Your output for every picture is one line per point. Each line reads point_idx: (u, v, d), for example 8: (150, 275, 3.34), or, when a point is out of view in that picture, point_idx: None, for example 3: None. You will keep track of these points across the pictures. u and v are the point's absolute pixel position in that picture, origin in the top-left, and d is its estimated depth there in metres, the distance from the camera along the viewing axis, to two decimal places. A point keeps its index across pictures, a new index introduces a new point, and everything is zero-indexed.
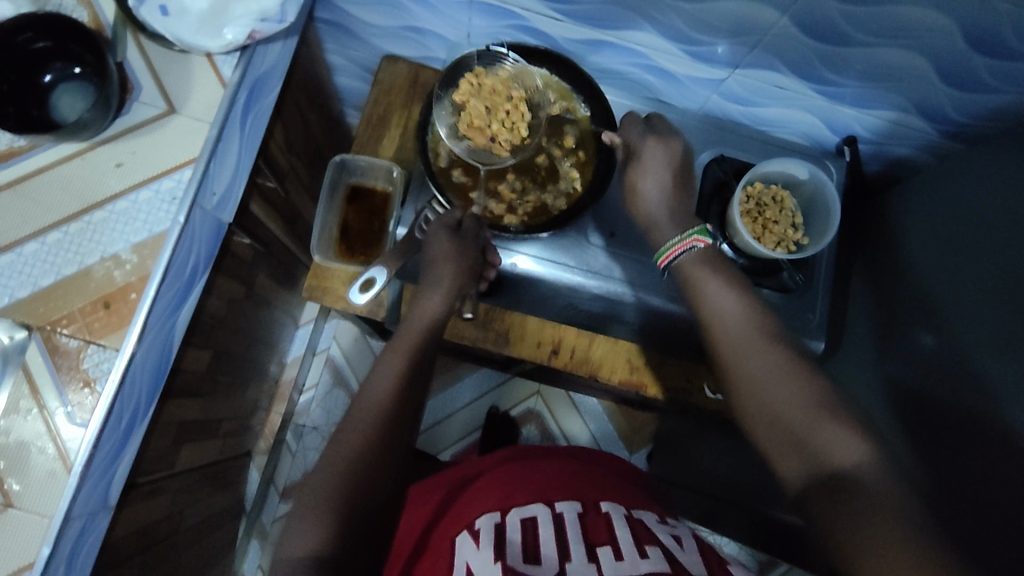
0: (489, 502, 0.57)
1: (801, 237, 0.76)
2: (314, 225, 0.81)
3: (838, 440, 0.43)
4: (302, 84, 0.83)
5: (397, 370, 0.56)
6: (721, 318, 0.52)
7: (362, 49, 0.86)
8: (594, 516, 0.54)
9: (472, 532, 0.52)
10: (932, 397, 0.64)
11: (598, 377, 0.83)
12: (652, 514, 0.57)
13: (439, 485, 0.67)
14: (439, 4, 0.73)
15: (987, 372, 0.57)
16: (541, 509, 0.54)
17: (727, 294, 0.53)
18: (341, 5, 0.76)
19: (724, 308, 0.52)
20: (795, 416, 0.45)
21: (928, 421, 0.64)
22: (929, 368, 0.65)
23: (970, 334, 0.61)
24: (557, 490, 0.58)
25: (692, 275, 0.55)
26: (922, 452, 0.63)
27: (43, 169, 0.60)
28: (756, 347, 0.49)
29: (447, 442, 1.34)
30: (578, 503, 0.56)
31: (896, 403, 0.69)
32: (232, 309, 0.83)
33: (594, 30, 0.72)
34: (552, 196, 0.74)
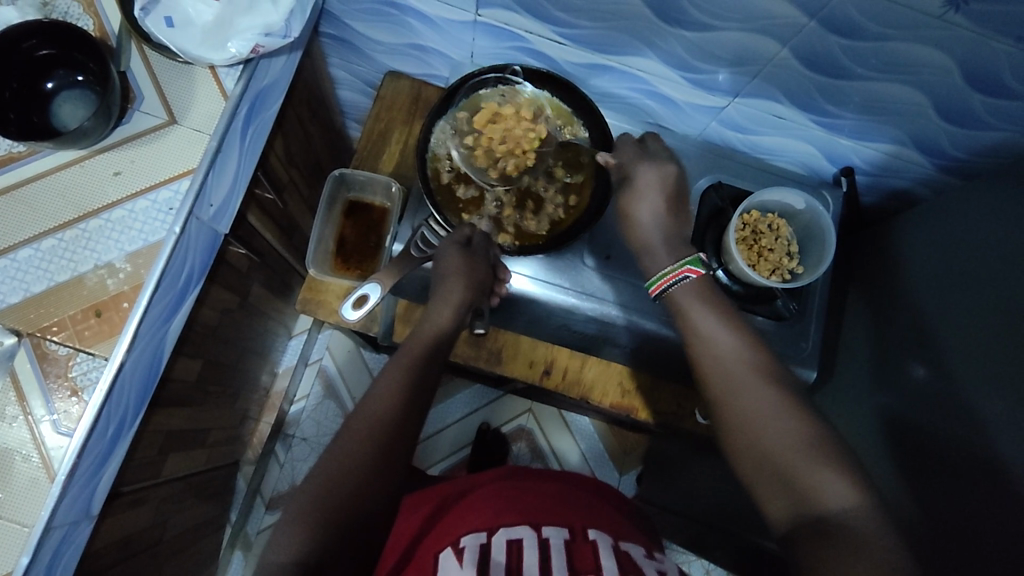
0: (476, 521, 0.57)
1: (796, 265, 0.77)
2: (312, 235, 0.80)
3: (828, 484, 0.43)
4: (304, 97, 0.83)
5: (389, 385, 0.55)
6: (714, 351, 0.52)
7: (365, 64, 0.86)
8: (581, 544, 0.53)
9: (456, 550, 0.52)
10: (922, 432, 0.64)
11: (590, 400, 0.82)
12: (639, 547, 0.57)
13: (428, 499, 0.67)
14: (444, 23, 0.73)
15: (978, 408, 0.57)
16: (526, 532, 0.54)
17: (722, 328, 0.53)
18: (347, 21, 0.77)
19: (717, 341, 0.52)
20: (785, 455, 0.45)
21: (918, 456, 0.64)
22: (920, 402, 0.65)
23: (962, 369, 0.61)
24: (546, 514, 0.58)
25: (686, 306, 0.55)
26: (911, 486, 0.63)
27: (41, 176, 0.60)
28: (748, 382, 0.49)
29: (437, 457, 1.33)
30: (566, 529, 0.55)
31: (888, 435, 0.69)
32: (225, 319, 0.83)
33: (596, 54, 0.73)
34: (536, 220, 0.74)
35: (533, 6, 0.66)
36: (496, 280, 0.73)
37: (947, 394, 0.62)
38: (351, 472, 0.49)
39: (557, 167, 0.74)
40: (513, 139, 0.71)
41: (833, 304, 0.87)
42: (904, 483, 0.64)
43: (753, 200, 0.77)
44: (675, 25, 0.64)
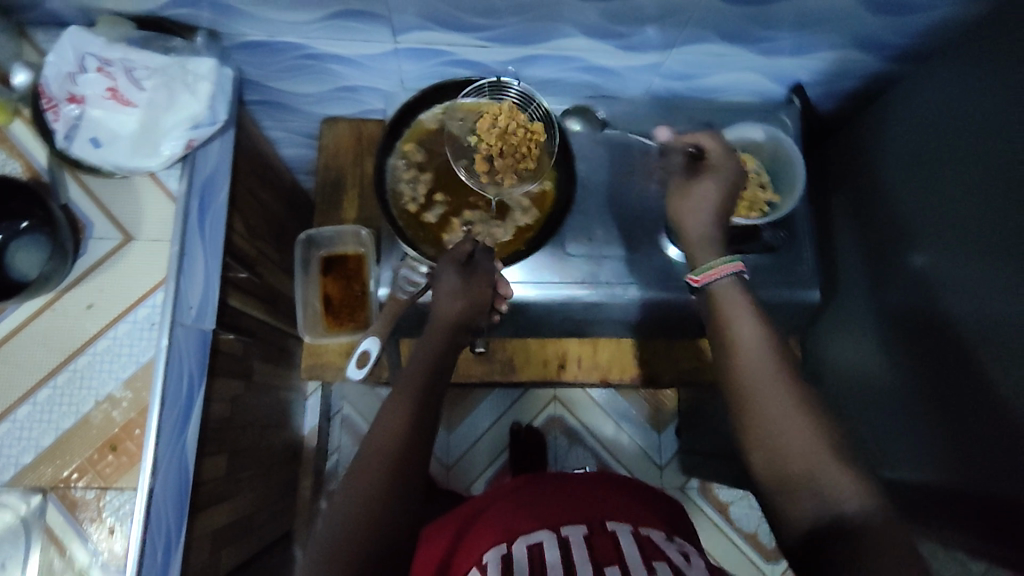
0: (497, 534, 0.57)
1: (772, 196, 0.75)
2: (296, 304, 0.78)
3: (840, 488, 0.44)
4: (248, 167, 0.82)
5: (393, 419, 0.54)
6: (736, 354, 0.51)
7: (298, 118, 0.85)
8: (600, 537, 0.54)
9: (480, 567, 0.53)
10: (922, 333, 0.64)
11: (611, 378, 0.84)
12: (659, 531, 0.58)
13: (454, 518, 0.67)
14: (364, 60, 0.72)
15: (975, 296, 0.57)
16: (546, 536, 0.54)
17: (753, 331, 0.52)
18: (269, 82, 0.76)
19: (742, 341, 0.52)
20: (804, 464, 0.46)
21: (918, 386, 0.64)
22: (917, 296, 0.66)
23: (948, 268, 0.61)
24: (565, 514, 0.58)
25: (719, 303, 0.54)
26: (918, 427, 0.64)
27: (17, 330, 0.59)
28: (764, 386, 0.49)
29: (478, 471, 1.34)
30: (585, 525, 0.56)
31: (889, 360, 0.69)
32: (235, 406, 0.83)
33: (520, 47, 0.71)
34: (502, 229, 0.70)
35: (447, 19, 0.65)
36: (497, 297, 0.68)
37: (937, 297, 0.62)
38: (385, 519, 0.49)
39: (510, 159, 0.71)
40: (508, 147, 0.68)
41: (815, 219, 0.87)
42: (912, 410, 0.65)
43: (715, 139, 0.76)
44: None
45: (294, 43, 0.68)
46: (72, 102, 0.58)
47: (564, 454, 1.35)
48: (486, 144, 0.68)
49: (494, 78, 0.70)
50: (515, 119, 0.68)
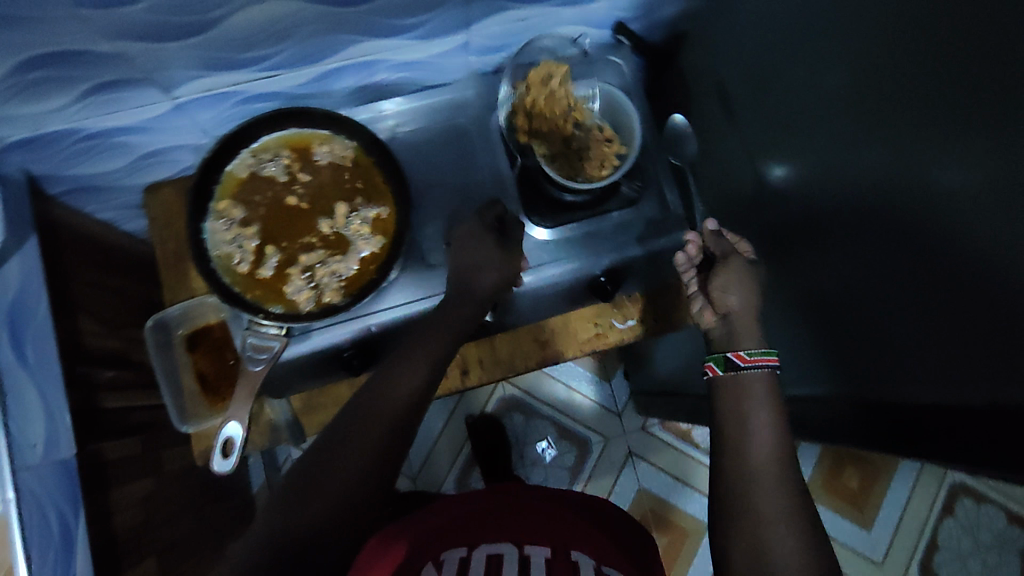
0: (459, 538, 0.65)
1: (617, 147, 0.73)
2: (164, 394, 0.72)
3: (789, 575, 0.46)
4: (83, 263, 0.76)
5: (401, 382, 0.58)
6: (755, 443, 0.55)
7: (121, 194, 0.79)
8: (561, 564, 0.61)
9: (437, 562, 0.61)
10: (813, 291, 0.63)
11: (517, 371, 0.81)
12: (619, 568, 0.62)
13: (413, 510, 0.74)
14: (152, 122, 0.66)
15: (862, 255, 0.56)
16: (507, 550, 0.62)
17: (767, 424, 0.56)
18: (65, 172, 0.69)
19: (759, 434, 0.55)
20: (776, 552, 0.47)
21: (814, 352, 0.66)
22: (783, 254, 0.68)
23: (818, 239, 0.61)
24: (524, 534, 0.66)
25: (742, 389, 0.59)
26: (814, 381, 0.67)
27: None
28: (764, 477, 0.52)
29: (444, 470, 1.35)
30: (547, 548, 0.63)
31: (780, 320, 0.71)
32: (153, 505, 0.78)
33: (312, 67, 0.65)
34: (345, 262, 0.66)
35: (217, 62, 0.59)
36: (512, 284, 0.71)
37: (813, 269, 0.63)
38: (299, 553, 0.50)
39: (337, 190, 0.68)
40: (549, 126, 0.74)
41: None
42: (811, 366, 0.67)
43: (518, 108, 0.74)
44: (350, 5, 0.56)
45: (65, 129, 0.62)
46: None
47: (523, 429, 1.38)
48: (542, 111, 0.73)
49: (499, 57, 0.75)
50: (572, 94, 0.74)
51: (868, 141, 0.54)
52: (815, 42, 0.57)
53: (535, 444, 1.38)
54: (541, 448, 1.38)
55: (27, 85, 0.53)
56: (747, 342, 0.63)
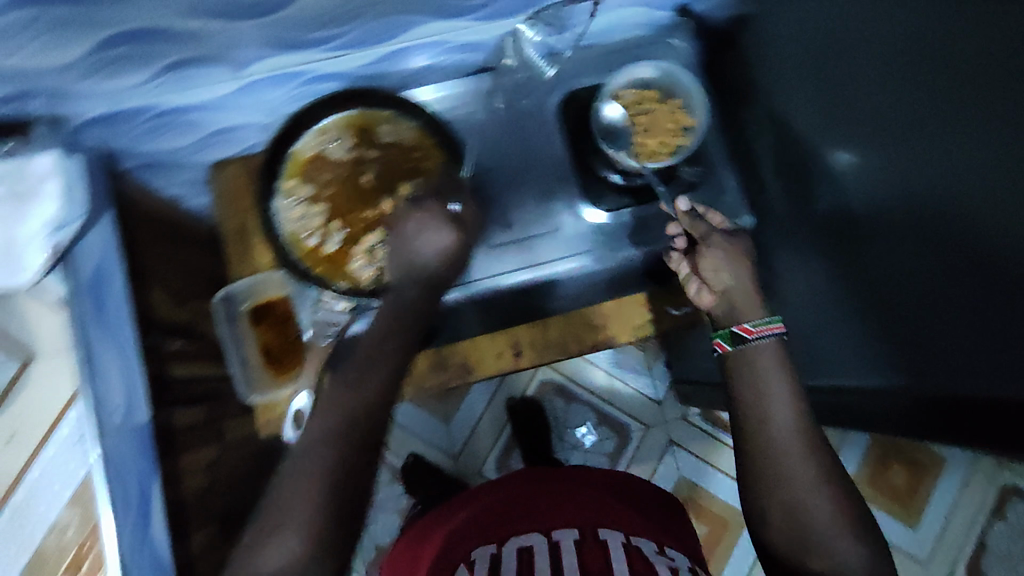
0: (492, 534, 0.67)
1: (681, 139, 0.69)
2: (230, 363, 0.76)
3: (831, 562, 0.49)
4: (153, 237, 0.79)
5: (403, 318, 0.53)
6: (772, 423, 0.54)
7: (188, 170, 0.81)
8: (590, 546, 0.62)
9: (469, 559, 0.63)
10: (886, 279, 0.62)
11: (570, 353, 0.81)
12: (652, 542, 0.64)
13: (455, 502, 0.76)
14: (223, 101, 0.67)
15: (945, 242, 0.55)
16: (537, 541, 0.64)
17: (787, 400, 0.54)
18: (140, 148, 0.72)
19: (779, 414, 0.54)
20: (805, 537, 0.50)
21: (874, 348, 0.65)
22: (852, 248, 0.66)
23: (902, 233, 0.59)
24: (556, 519, 0.67)
25: (753, 360, 0.56)
26: (873, 374, 0.65)
27: None
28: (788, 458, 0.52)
29: (484, 451, 1.36)
30: (577, 529, 0.65)
31: (835, 312, 0.69)
32: (216, 471, 0.81)
33: (376, 47, 0.66)
34: None
35: (286, 41, 0.60)
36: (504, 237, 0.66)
37: (887, 262, 0.61)
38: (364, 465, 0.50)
39: (399, 170, 0.68)
40: (643, 122, 0.69)
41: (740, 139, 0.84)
42: (869, 361, 0.66)
43: (615, 86, 0.70)
44: None
45: (140, 106, 0.64)
46: None
47: (564, 413, 1.38)
48: (644, 110, 0.69)
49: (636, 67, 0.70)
50: (678, 114, 0.69)
51: (959, 128, 0.52)
52: (893, 21, 0.56)
53: (574, 430, 1.38)
54: (581, 433, 1.38)
55: (109, 61, 0.56)
56: (751, 314, 0.59)
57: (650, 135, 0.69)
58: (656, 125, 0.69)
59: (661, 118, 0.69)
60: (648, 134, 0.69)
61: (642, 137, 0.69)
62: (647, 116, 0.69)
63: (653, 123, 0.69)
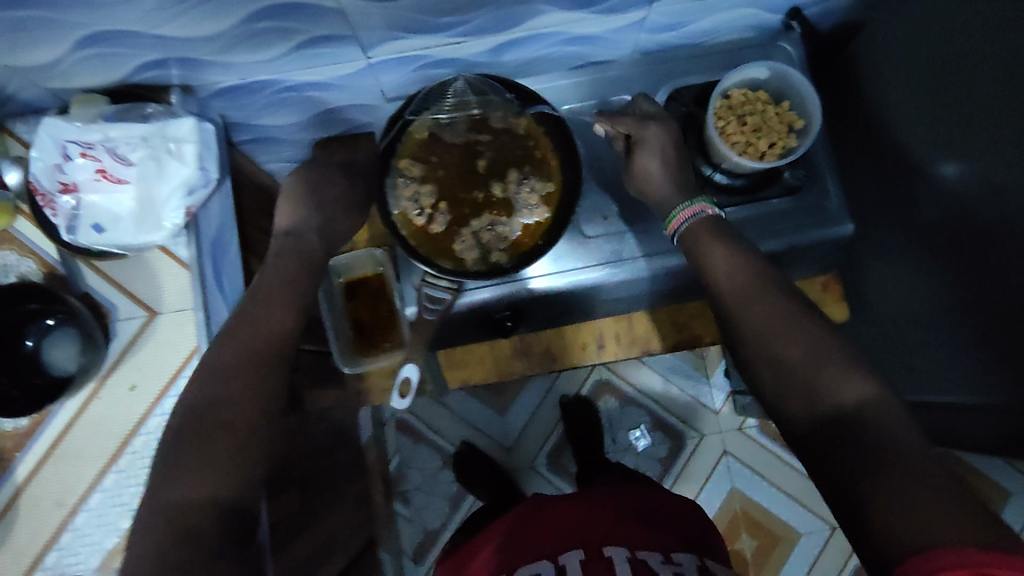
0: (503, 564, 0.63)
1: (790, 140, 0.69)
2: (327, 335, 0.80)
3: (844, 390, 0.46)
4: (255, 209, 0.82)
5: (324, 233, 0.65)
6: (729, 280, 0.56)
7: (290, 146, 0.84)
8: (596, 565, 0.58)
9: None
10: (993, 294, 0.61)
11: (653, 350, 0.83)
12: (657, 552, 0.60)
13: (476, 546, 0.72)
14: (341, 81, 0.69)
15: None
16: (545, 568, 0.59)
17: (726, 253, 0.57)
18: (252, 122, 0.75)
19: (723, 261, 0.56)
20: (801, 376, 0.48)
21: (975, 360, 0.64)
22: (961, 259, 0.65)
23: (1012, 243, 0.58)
24: (562, 539, 0.63)
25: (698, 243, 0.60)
26: (969, 388, 0.65)
27: (69, 427, 0.61)
28: (753, 300, 0.53)
29: (536, 447, 1.36)
30: (582, 549, 0.61)
31: (941, 323, 0.69)
32: (296, 439, 0.83)
33: (493, 36, 0.66)
34: (509, 226, 0.68)
35: (414, 25, 0.60)
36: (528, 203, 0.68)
37: (994, 273, 0.61)
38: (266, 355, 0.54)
39: (512, 156, 0.69)
40: (752, 120, 0.69)
41: (839, 148, 0.83)
42: (970, 375, 0.65)
43: (724, 85, 0.70)
44: None
45: (267, 80, 0.66)
46: (65, 193, 0.57)
47: (618, 416, 1.37)
48: (753, 110, 0.69)
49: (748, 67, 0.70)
50: (787, 116, 0.69)
51: None
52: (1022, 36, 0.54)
53: (628, 432, 1.37)
54: (634, 436, 1.37)
55: (249, 35, 0.56)
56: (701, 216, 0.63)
57: (758, 134, 0.69)
58: (765, 125, 0.69)
59: (770, 118, 0.69)
60: (755, 134, 0.69)
61: (750, 136, 0.69)
62: (756, 115, 0.69)
63: (762, 122, 0.69)
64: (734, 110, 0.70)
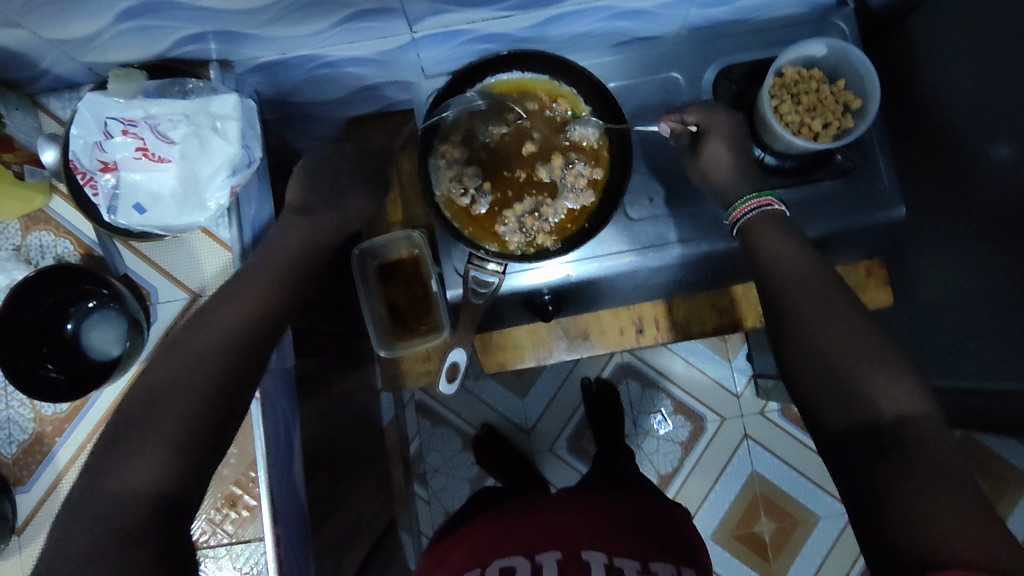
0: (477, 560, 0.63)
1: (846, 120, 0.67)
2: (364, 319, 0.78)
3: (888, 391, 0.45)
4: (287, 188, 0.80)
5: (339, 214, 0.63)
6: (782, 263, 0.53)
7: (323, 124, 0.82)
8: (572, 567, 0.59)
9: None
10: None
11: (693, 335, 0.83)
12: (635, 563, 0.60)
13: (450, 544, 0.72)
14: (382, 57, 0.67)
15: None
16: (518, 562, 0.59)
17: (785, 242, 0.54)
18: (288, 99, 0.72)
19: (782, 250, 0.54)
20: (849, 370, 0.47)
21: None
22: (1016, 244, 0.64)
23: None
24: (540, 540, 0.64)
25: (754, 233, 0.57)
26: (1018, 375, 0.64)
27: (109, 410, 0.59)
28: (807, 294, 0.51)
29: (557, 431, 1.35)
30: (558, 551, 0.61)
31: (991, 311, 0.67)
32: (326, 422, 0.82)
33: (541, 11, 0.63)
34: (554, 208, 0.67)
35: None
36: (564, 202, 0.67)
37: None
38: (252, 329, 0.49)
39: (553, 135, 0.68)
40: (809, 101, 0.67)
41: (889, 129, 0.81)
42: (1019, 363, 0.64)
43: (778, 63, 0.68)
44: None
45: (307, 56, 0.63)
46: (106, 171, 0.55)
47: (639, 400, 1.35)
48: (808, 91, 0.67)
49: (806, 45, 0.67)
50: (843, 98, 0.68)
51: None
52: None
53: (650, 416, 1.35)
54: (656, 420, 1.35)
55: (296, 8, 0.54)
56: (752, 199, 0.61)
57: (813, 116, 0.67)
58: (821, 107, 0.67)
59: (826, 101, 0.67)
60: (812, 115, 0.67)
61: (806, 117, 0.67)
62: (812, 96, 0.67)
63: (817, 105, 0.67)
64: (790, 90, 0.67)
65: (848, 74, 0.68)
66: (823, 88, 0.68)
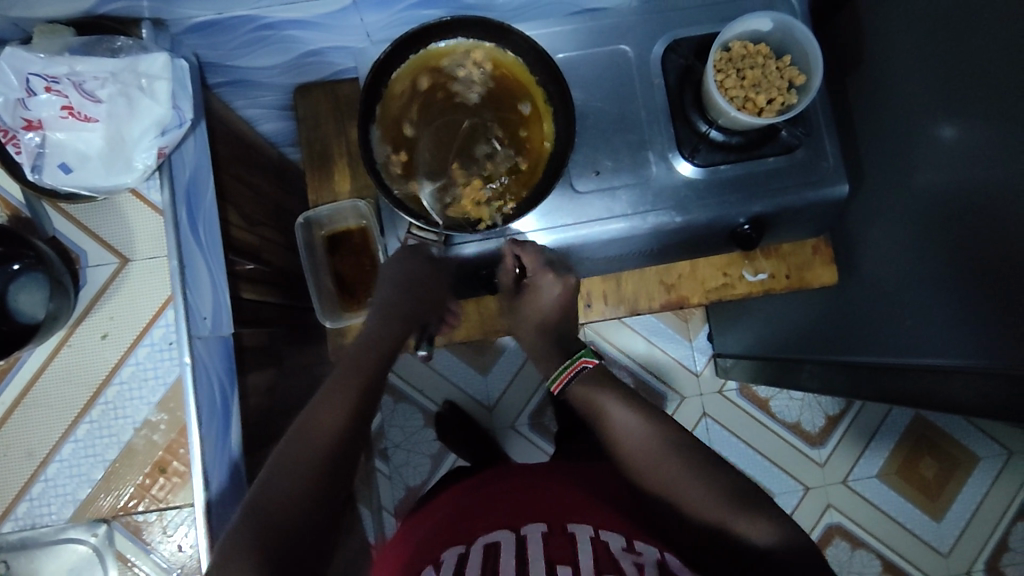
0: (456, 537, 0.61)
1: (790, 97, 0.67)
2: (309, 286, 0.79)
3: (754, 530, 0.55)
4: (232, 157, 0.79)
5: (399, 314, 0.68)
6: (624, 433, 0.63)
7: (269, 91, 0.80)
8: (556, 538, 0.57)
9: (435, 564, 0.56)
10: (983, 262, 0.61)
11: (640, 310, 0.85)
12: (620, 536, 0.58)
13: (419, 524, 0.68)
14: (324, 21, 0.65)
15: None
16: (503, 536, 0.58)
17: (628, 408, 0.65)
18: (229, 63, 0.71)
19: (625, 421, 0.64)
20: (709, 515, 0.57)
21: (957, 325, 0.64)
22: (952, 224, 0.65)
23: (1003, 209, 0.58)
24: (523, 513, 0.62)
25: (590, 398, 0.67)
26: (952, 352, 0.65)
27: (38, 374, 0.59)
28: (654, 458, 0.61)
29: (518, 408, 1.36)
30: (544, 523, 0.60)
31: (930, 289, 0.69)
32: (275, 393, 0.82)
33: None
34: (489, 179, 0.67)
35: None
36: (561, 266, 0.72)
37: (985, 239, 0.60)
38: (318, 459, 0.55)
39: (484, 99, 0.67)
40: (753, 77, 0.67)
41: (837, 108, 0.81)
42: (956, 341, 0.65)
43: (725, 37, 0.68)
44: None
45: (245, 17, 0.62)
46: (28, 129, 0.53)
47: None
48: (753, 66, 0.67)
49: (750, 21, 0.68)
50: (787, 74, 0.68)
51: None
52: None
53: None
54: None
55: None
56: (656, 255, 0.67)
57: (756, 92, 0.67)
58: (765, 84, 0.67)
59: (769, 77, 0.67)
60: (755, 91, 0.67)
61: (749, 92, 0.67)
62: (757, 72, 0.67)
63: (761, 81, 0.68)
64: (735, 67, 0.68)
65: (791, 50, 0.68)
66: (767, 64, 0.68)
